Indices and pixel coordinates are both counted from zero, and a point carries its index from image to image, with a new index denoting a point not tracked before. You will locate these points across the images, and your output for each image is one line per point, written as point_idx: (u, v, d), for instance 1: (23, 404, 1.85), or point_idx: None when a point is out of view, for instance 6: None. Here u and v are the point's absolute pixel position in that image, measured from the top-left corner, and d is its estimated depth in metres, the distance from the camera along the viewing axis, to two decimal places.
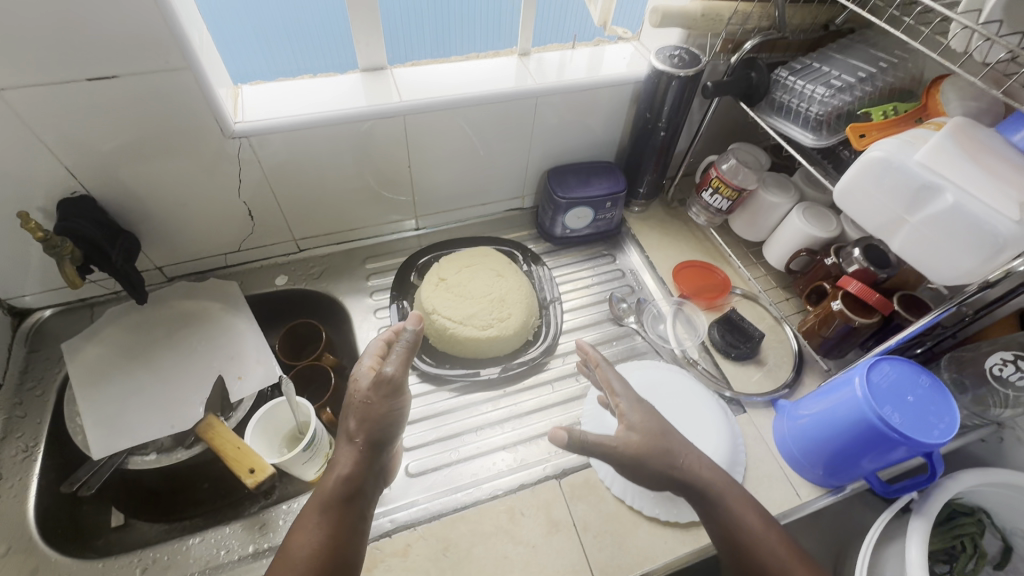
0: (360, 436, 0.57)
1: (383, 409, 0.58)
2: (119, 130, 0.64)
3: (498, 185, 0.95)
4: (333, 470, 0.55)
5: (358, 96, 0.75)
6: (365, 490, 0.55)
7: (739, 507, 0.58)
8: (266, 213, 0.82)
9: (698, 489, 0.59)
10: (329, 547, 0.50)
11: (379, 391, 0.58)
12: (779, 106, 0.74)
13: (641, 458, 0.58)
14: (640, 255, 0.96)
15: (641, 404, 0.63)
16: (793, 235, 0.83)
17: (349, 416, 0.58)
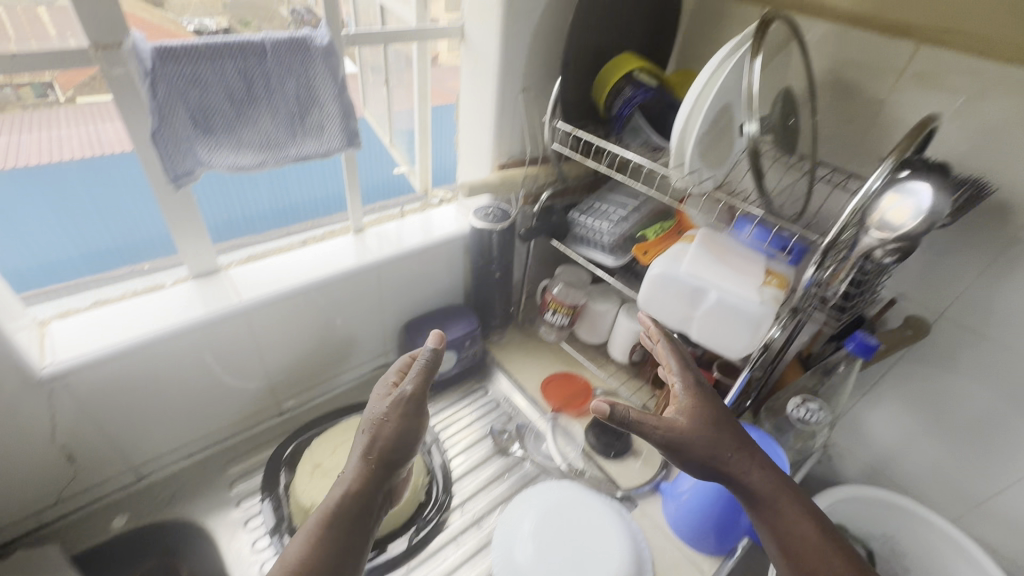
0: (374, 453, 0.55)
1: (391, 427, 0.56)
2: None
3: (359, 349, 0.96)
4: (337, 484, 0.54)
5: (193, 305, 0.74)
6: (366, 509, 0.53)
7: (783, 503, 0.58)
8: (92, 448, 0.72)
9: (749, 487, 0.58)
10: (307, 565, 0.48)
11: (397, 410, 0.56)
12: (581, 238, 0.90)
13: (693, 440, 0.58)
14: (508, 379, 1.02)
15: (695, 390, 0.63)
16: (625, 333, 0.97)
17: (359, 441, 0.56)
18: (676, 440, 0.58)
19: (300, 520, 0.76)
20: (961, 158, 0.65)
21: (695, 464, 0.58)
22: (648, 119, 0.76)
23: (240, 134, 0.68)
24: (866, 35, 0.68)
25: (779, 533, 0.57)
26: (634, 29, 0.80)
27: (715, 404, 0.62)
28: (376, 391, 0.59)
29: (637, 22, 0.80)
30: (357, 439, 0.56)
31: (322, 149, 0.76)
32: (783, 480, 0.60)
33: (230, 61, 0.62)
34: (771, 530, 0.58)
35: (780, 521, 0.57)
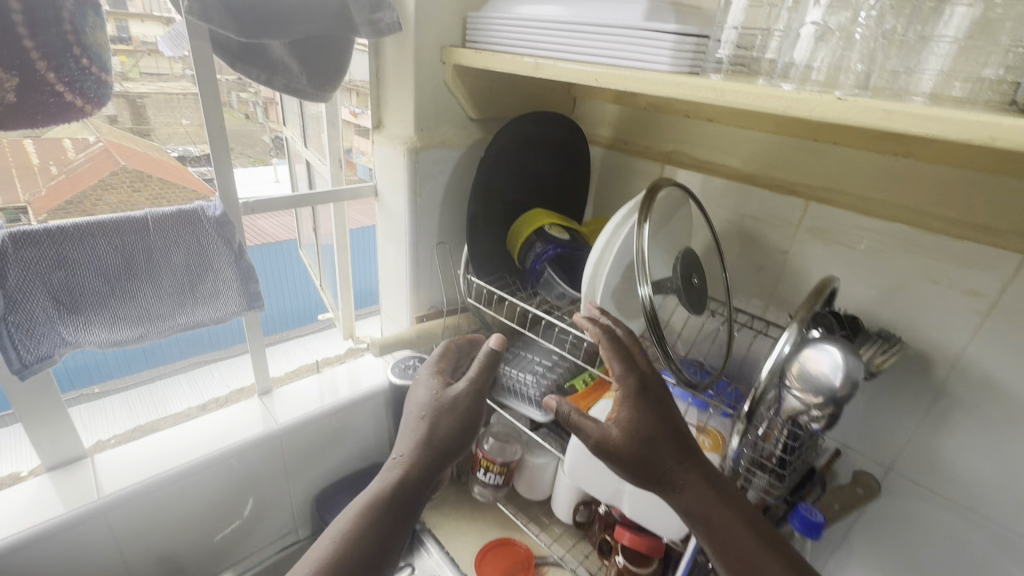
0: (425, 444, 0.60)
1: (443, 413, 0.62)
2: None
3: (261, 529, 0.83)
4: (387, 471, 0.58)
5: (45, 503, 0.63)
6: (414, 490, 0.57)
7: (721, 519, 0.54)
8: None
9: (678, 501, 0.55)
10: (361, 532, 0.52)
11: (460, 402, 0.63)
12: (507, 390, 0.84)
13: (616, 449, 0.56)
14: (439, 551, 0.88)
15: (635, 397, 0.57)
16: (566, 491, 0.88)
17: (415, 423, 0.62)
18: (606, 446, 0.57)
19: None
20: (870, 308, 0.64)
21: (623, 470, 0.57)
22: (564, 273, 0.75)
23: (115, 309, 0.62)
24: (757, 192, 0.70)
25: (721, 547, 0.54)
26: (544, 187, 0.83)
27: (651, 410, 0.57)
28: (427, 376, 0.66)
29: (545, 181, 0.82)
30: (415, 421, 0.62)
31: (218, 315, 0.71)
32: (727, 496, 0.55)
33: (104, 239, 0.59)
34: (712, 541, 0.54)
35: (724, 534, 0.53)
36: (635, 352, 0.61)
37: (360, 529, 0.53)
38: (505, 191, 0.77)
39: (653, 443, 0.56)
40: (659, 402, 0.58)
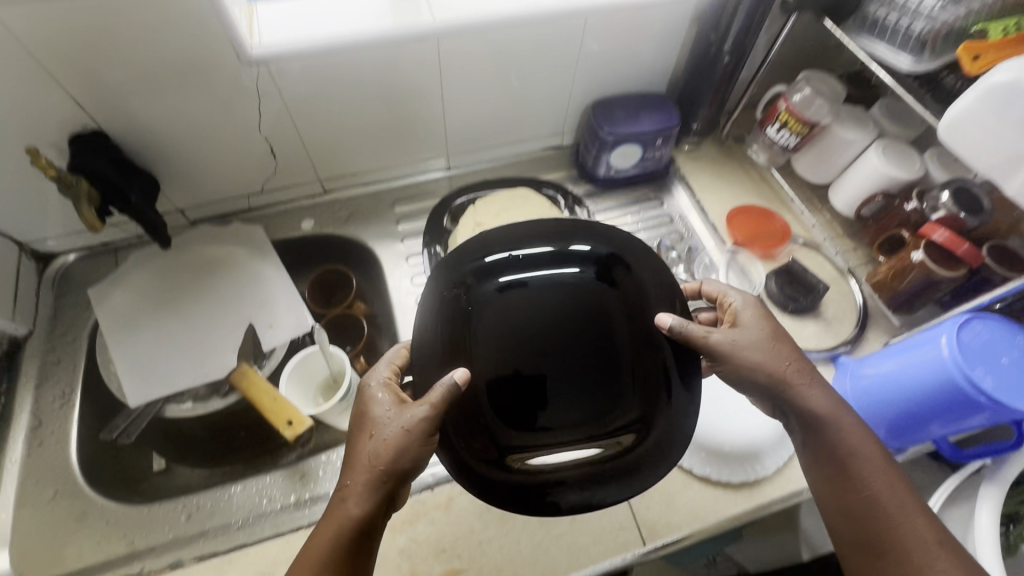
0: (370, 469, 0.46)
1: (387, 449, 0.46)
2: (101, 46, 0.55)
3: (536, 120, 0.85)
4: (350, 470, 0.46)
5: (382, 17, 0.65)
6: (340, 544, 0.44)
7: (856, 435, 0.51)
8: (290, 151, 0.75)
9: (814, 409, 0.52)
10: (374, 488, 0.46)
11: (395, 436, 0.46)
12: (872, 23, 0.65)
13: (746, 357, 0.53)
14: (689, 195, 0.88)
15: (772, 341, 0.54)
16: (866, 176, 0.75)
17: (402, 419, 0.47)
18: (735, 374, 0.53)
19: None
20: None
21: (757, 377, 0.52)
22: (631, 442, 0.53)
23: None
24: None
25: (850, 479, 0.50)
26: (582, 346, 0.56)
27: (777, 324, 0.56)
28: (365, 417, 0.49)
29: (592, 339, 0.57)
30: (355, 453, 0.46)
31: None
32: (855, 427, 0.51)
33: None
34: (830, 473, 0.51)
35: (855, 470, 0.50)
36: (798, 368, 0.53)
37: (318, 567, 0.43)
38: (491, 279, 0.57)
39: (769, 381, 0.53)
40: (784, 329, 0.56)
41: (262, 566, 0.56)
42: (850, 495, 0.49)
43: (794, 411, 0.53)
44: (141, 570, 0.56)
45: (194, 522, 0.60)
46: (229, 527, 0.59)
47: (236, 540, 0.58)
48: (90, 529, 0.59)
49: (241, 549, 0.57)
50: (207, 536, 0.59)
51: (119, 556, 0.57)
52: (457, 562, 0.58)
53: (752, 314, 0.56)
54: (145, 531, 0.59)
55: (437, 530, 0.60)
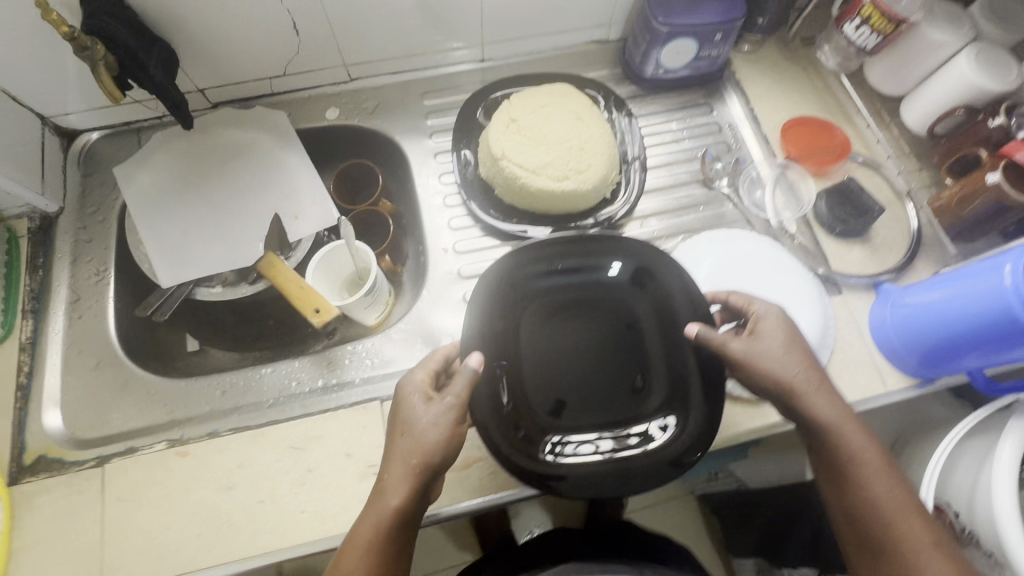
0: (414, 460, 0.50)
1: (433, 437, 0.51)
2: None
3: (582, 6, 0.76)
4: (387, 469, 0.51)
5: None
6: (392, 523, 0.49)
7: (858, 435, 0.53)
8: (314, 29, 0.69)
9: (818, 417, 0.54)
10: (415, 484, 0.50)
11: (442, 423, 0.51)
12: None
13: (764, 366, 0.54)
14: (743, 104, 0.80)
15: (789, 347, 0.56)
16: (951, 87, 0.67)
17: (439, 416, 0.51)
18: (750, 377, 0.55)
19: (485, 169, 0.71)
20: None
21: (768, 388, 0.55)
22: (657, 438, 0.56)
23: None
24: None
25: (852, 482, 0.53)
26: (621, 397, 0.59)
27: (794, 334, 0.57)
28: (403, 419, 0.53)
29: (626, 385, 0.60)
30: (397, 448, 0.51)
31: None
32: (861, 433, 0.54)
33: None
34: (827, 473, 0.55)
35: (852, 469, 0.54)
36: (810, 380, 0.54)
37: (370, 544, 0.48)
38: (545, 343, 0.61)
39: (783, 389, 0.54)
40: (801, 337, 0.57)
41: (293, 440, 0.59)
42: (851, 497, 0.53)
43: (799, 419, 0.55)
44: (180, 437, 0.60)
45: (229, 398, 0.63)
46: (261, 405, 0.62)
47: (268, 417, 0.61)
48: (132, 397, 0.63)
49: (273, 425, 0.60)
50: (241, 412, 0.62)
51: (160, 423, 0.61)
52: (476, 451, 0.61)
53: (772, 325, 0.57)
54: (183, 402, 0.62)
55: None
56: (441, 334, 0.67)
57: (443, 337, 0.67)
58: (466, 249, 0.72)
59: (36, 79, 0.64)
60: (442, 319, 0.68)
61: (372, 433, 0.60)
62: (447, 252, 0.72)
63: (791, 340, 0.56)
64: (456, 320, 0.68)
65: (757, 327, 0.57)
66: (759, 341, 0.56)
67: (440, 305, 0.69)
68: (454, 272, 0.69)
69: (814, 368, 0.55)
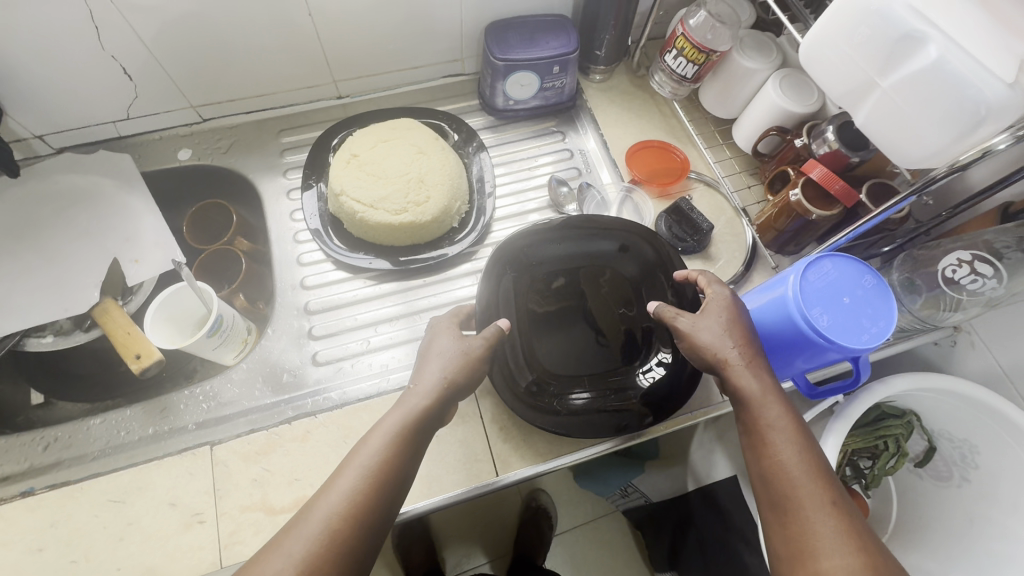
0: (418, 406, 0.50)
1: (464, 379, 0.53)
2: None
3: (429, 44, 0.79)
4: (381, 422, 0.50)
5: None
6: (386, 476, 0.47)
7: (774, 408, 0.49)
8: (150, 74, 0.70)
9: (741, 390, 0.50)
10: (410, 429, 0.49)
11: (463, 368, 0.53)
12: None
13: (703, 340, 0.52)
14: (595, 134, 0.83)
15: (733, 321, 0.53)
16: (763, 110, 0.71)
17: (455, 354, 0.53)
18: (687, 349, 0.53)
19: (332, 205, 0.73)
20: None
21: (704, 360, 0.52)
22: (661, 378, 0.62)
23: None
24: None
25: (766, 454, 0.48)
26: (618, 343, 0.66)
27: (743, 315, 0.54)
28: (422, 366, 0.54)
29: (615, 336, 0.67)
30: (408, 396, 0.51)
31: None
32: (783, 406, 0.49)
33: None
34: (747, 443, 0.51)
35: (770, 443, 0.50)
36: (743, 351, 0.51)
37: (352, 509, 0.45)
38: (543, 324, 0.67)
39: (719, 363, 0.51)
40: (748, 320, 0.54)
41: (112, 493, 0.57)
42: (760, 468, 0.49)
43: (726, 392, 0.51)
44: None
45: (52, 453, 0.61)
46: (85, 458, 0.61)
47: (90, 470, 0.59)
48: None
49: (93, 478, 0.58)
50: (62, 466, 0.60)
51: None
52: (310, 490, 0.58)
53: (720, 299, 0.55)
54: (1, 460, 0.60)
55: (292, 460, 0.59)
56: (283, 371, 0.67)
57: (286, 374, 0.67)
58: (316, 284, 0.72)
59: None
60: (287, 355, 0.68)
61: (200, 478, 0.59)
62: (297, 288, 0.72)
63: (739, 314, 0.54)
64: (301, 356, 0.68)
65: (713, 295, 0.55)
66: (710, 310, 0.54)
67: (285, 343, 0.69)
68: (300, 308, 0.70)
69: (750, 345, 0.52)
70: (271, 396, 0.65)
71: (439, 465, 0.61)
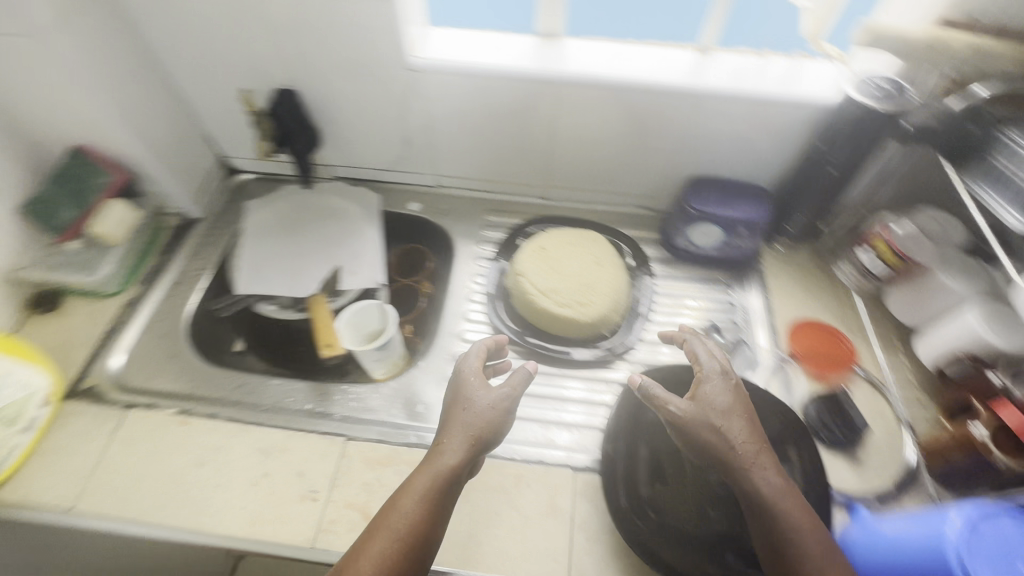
0: (449, 470, 0.54)
1: (496, 435, 0.57)
2: (316, 36, 0.75)
3: (634, 178, 0.92)
4: (406, 489, 0.53)
5: (523, 57, 0.78)
6: (415, 541, 0.51)
7: (792, 514, 0.52)
8: (421, 145, 0.91)
9: (756, 489, 0.53)
10: (434, 489, 0.53)
11: (489, 415, 0.58)
12: (994, 174, 0.63)
13: (704, 432, 0.54)
14: (762, 298, 0.85)
15: (730, 412, 0.56)
16: (958, 331, 0.69)
17: (480, 407, 0.57)
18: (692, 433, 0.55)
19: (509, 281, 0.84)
20: None
21: (704, 451, 0.55)
22: None
23: None
24: None
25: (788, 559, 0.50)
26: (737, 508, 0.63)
27: (741, 400, 0.58)
28: (447, 434, 0.56)
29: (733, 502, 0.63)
30: (428, 461, 0.55)
31: None
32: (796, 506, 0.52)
33: None
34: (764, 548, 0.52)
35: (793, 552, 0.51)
36: (745, 443, 0.54)
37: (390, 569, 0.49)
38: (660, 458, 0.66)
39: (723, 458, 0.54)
40: (746, 403, 0.58)
41: (264, 444, 0.69)
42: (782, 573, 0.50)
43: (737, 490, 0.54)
44: (190, 409, 0.73)
45: (237, 392, 0.76)
46: (256, 407, 0.74)
47: (257, 419, 0.72)
48: (176, 367, 0.78)
49: (258, 426, 0.71)
50: (240, 407, 0.74)
51: (182, 393, 0.75)
52: None
53: (721, 387, 0.58)
54: (205, 384, 0.76)
55: (401, 480, 0.66)
56: (419, 402, 0.76)
57: (420, 405, 0.75)
58: (472, 339, 0.83)
59: (226, 131, 0.92)
60: (427, 391, 0.77)
61: (328, 463, 0.68)
62: (456, 337, 0.83)
63: (737, 405, 0.57)
64: (437, 396, 0.76)
65: (705, 382, 0.58)
66: (706, 402, 0.57)
67: (429, 379, 0.78)
68: (452, 355, 0.80)
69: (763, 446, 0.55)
70: (403, 419, 0.74)
71: (518, 546, 0.62)
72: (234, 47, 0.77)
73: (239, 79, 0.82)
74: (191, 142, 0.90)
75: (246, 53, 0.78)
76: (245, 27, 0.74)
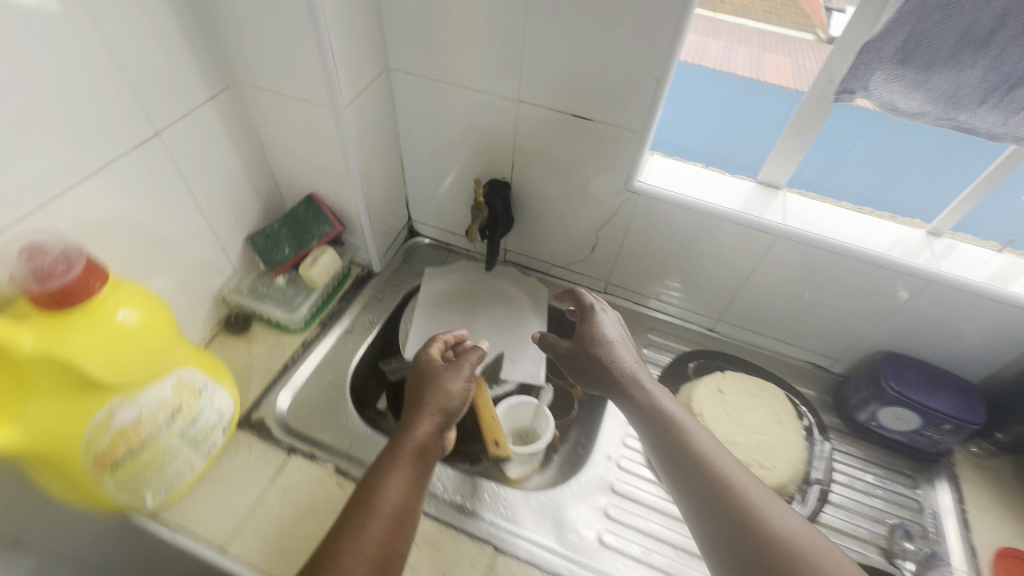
0: (411, 448, 0.63)
1: (452, 400, 0.70)
2: (552, 145, 0.79)
3: (817, 336, 0.88)
4: (385, 468, 0.61)
5: (743, 204, 0.78)
6: (396, 502, 0.58)
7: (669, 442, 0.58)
8: (605, 254, 0.92)
9: (684, 442, 0.58)
10: (402, 456, 0.62)
11: (446, 391, 0.70)
12: None
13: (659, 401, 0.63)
14: (956, 506, 0.76)
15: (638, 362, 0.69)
16: None
17: (437, 389, 0.71)
18: (602, 364, 0.69)
19: None
20: None
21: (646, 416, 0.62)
22: None
23: (931, 78, 0.61)
24: None
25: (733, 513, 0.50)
26: None
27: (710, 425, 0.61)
28: (411, 415, 0.67)
29: None
30: (398, 437, 0.64)
31: (995, 131, 0.63)
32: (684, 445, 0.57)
33: (929, 49, 0.59)
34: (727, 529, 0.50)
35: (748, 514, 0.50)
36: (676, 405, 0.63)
37: (375, 529, 0.55)
38: None
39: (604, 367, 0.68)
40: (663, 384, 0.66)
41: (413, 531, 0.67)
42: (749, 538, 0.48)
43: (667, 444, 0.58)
44: (345, 471, 0.72)
45: None
46: None
47: None
48: (336, 419, 0.79)
49: None
50: None
51: (338, 449, 0.75)
52: None
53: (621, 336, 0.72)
54: (361, 446, 0.76)
55: None
56: (569, 526, 0.71)
57: (569, 530, 0.70)
58: (628, 469, 0.78)
59: (425, 199, 0.98)
60: (576, 514, 0.72)
61: (475, 571, 0.64)
62: (610, 461, 0.79)
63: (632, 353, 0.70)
64: (587, 524, 0.71)
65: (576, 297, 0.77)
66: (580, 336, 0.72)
67: (580, 501, 0.74)
68: (607, 482, 0.75)
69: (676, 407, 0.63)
70: (552, 542, 0.69)
71: None
72: (472, 138, 0.83)
73: (462, 163, 0.88)
74: (394, 204, 0.96)
75: (481, 145, 0.84)
76: (489, 125, 0.81)
